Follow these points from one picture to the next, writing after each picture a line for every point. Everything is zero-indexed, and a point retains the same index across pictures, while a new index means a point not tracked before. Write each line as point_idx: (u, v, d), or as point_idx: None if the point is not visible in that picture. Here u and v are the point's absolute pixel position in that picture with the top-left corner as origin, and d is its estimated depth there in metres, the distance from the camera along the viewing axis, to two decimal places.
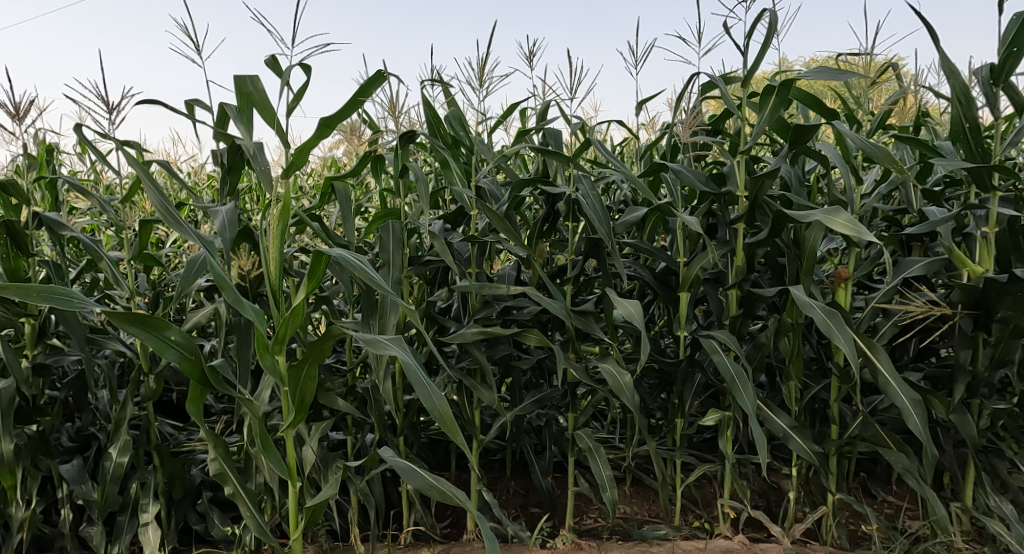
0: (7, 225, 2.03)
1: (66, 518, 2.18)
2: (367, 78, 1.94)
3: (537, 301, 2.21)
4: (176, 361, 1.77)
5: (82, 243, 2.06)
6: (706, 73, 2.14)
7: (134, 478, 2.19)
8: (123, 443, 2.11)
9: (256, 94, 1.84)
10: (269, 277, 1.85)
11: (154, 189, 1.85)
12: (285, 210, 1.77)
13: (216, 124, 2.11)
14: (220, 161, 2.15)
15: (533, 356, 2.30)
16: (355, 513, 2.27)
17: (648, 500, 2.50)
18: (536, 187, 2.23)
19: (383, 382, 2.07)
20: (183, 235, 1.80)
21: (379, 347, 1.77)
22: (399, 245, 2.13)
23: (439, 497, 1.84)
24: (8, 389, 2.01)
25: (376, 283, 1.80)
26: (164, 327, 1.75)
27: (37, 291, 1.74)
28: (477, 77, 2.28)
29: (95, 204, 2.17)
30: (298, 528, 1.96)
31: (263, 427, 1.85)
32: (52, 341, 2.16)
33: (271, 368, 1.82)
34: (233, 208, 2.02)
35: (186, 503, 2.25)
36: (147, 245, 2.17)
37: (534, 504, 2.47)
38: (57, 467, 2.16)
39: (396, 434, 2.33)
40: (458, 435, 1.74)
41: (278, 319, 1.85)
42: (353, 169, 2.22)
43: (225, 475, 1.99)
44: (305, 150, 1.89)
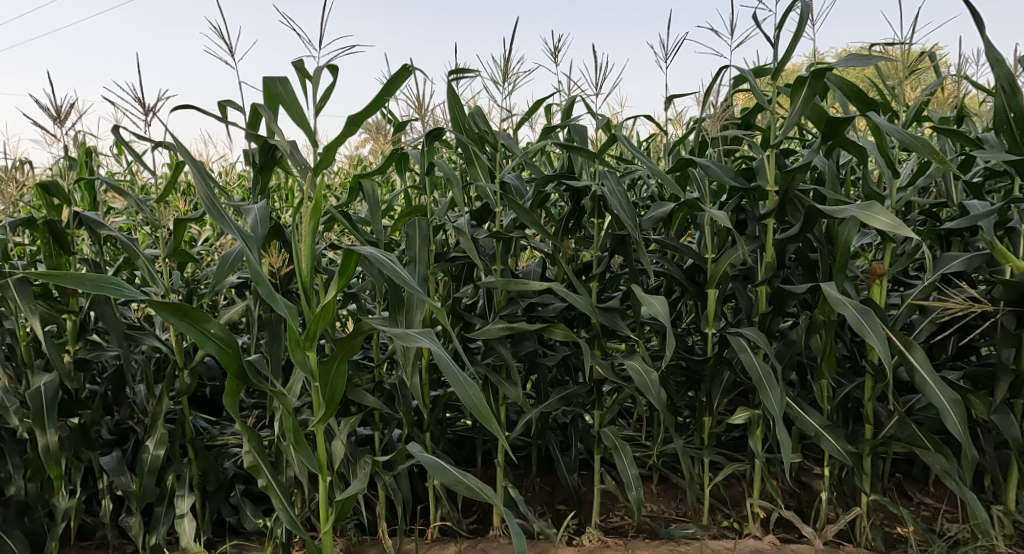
0: (49, 223, 2.07)
1: (106, 509, 2.21)
2: (393, 74, 1.95)
3: (562, 298, 2.19)
4: (214, 355, 1.77)
5: (119, 241, 2.08)
6: (736, 66, 2.09)
7: (170, 470, 2.22)
8: (160, 436, 2.13)
9: (284, 95, 1.89)
10: (300, 272, 1.85)
11: (202, 181, 1.88)
12: (315, 209, 1.76)
13: (248, 124, 2.12)
14: (251, 160, 2.15)
15: (559, 353, 2.28)
16: (382, 508, 2.29)
17: (675, 498, 2.48)
18: (561, 182, 2.21)
19: (411, 377, 2.10)
20: (225, 227, 1.81)
21: (410, 342, 1.79)
22: (426, 242, 2.13)
23: (465, 492, 1.83)
24: (51, 383, 2.04)
25: (403, 280, 1.80)
26: (205, 320, 1.75)
27: (76, 280, 1.72)
28: (502, 74, 2.27)
29: (132, 203, 2.19)
30: (328, 521, 1.96)
31: (294, 421, 1.86)
32: (92, 337, 2.21)
33: (302, 365, 1.82)
34: (266, 206, 2.03)
35: (220, 495, 2.29)
36: (182, 242, 2.20)
37: (559, 501, 2.46)
38: (98, 459, 2.19)
39: (423, 430, 2.33)
40: (495, 424, 1.75)
41: (308, 315, 1.85)
42: (381, 168, 2.22)
43: (259, 468, 1.99)
44: (333, 148, 1.94)
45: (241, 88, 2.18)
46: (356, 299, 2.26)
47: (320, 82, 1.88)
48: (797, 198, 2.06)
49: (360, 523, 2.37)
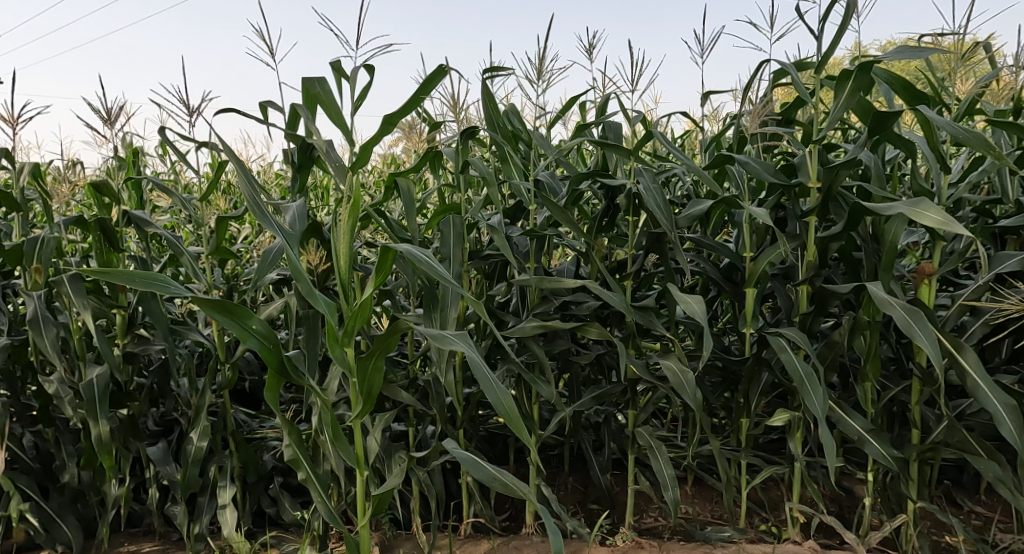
0: (99, 221, 2.08)
1: (152, 498, 2.24)
2: (429, 74, 1.94)
3: (596, 296, 2.16)
4: (255, 350, 1.78)
5: (164, 238, 2.10)
6: (778, 60, 2.03)
7: (212, 462, 2.23)
8: (203, 428, 2.14)
9: (322, 95, 1.89)
10: (339, 269, 1.84)
11: (245, 178, 1.88)
12: (353, 207, 1.75)
13: (286, 124, 2.13)
14: (290, 158, 2.15)
15: (593, 352, 2.25)
16: (417, 504, 2.28)
17: (710, 500, 2.43)
18: (596, 180, 2.17)
19: (446, 374, 2.09)
20: (267, 226, 1.82)
21: (446, 344, 1.77)
22: (461, 240, 2.12)
23: (501, 489, 1.81)
24: (103, 375, 2.05)
25: (440, 279, 1.78)
26: (247, 316, 1.76)
27: (128, 276, 1.73)
28: (536, 71, 2.24)
29: (177, 202, 2.23)
30: (366, 515, 1.95)
31: (332, 416, 1.86)
32: (139, 331, 2.24)
33: (341, 360, 1.82)
34: (303, 203, 2.03)
35: (259, 487, 2.31)
36: (224, 240, 2.22)
37: (592, 501, 2.43)
38: (145, 449, 2.22)
39: (456, 427, 2.33)
40: (525, 433, 1.73)
41: (346, 312, 1.85)
42: (416, 166, 2.21)
43: (298, 462, 2.00)
44: (369, 147, 1.93)
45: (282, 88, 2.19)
46: (392, 296, 2.25)
47: (357, 81, 1.87)
48: (840, 195, 2.01)
49: (394, 518, 2.36)
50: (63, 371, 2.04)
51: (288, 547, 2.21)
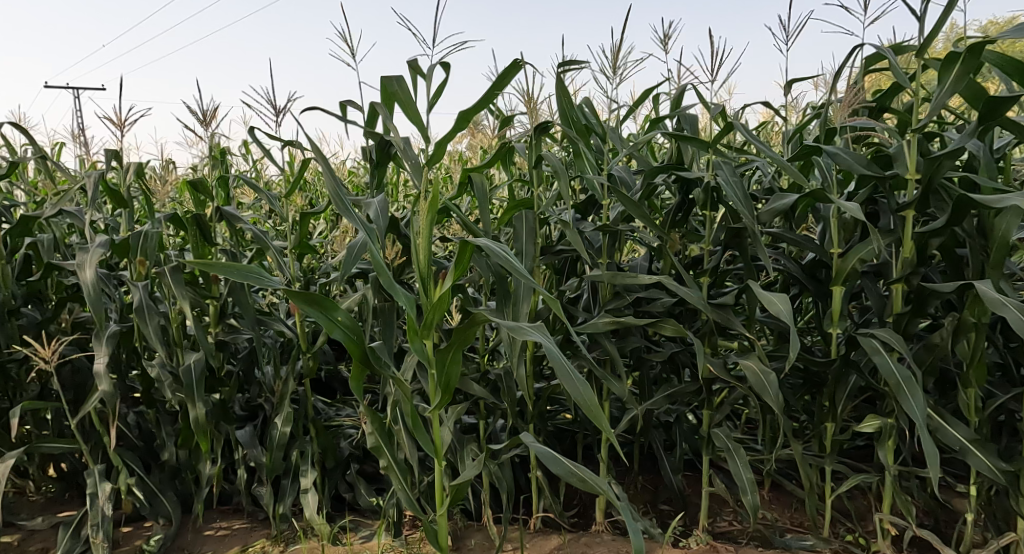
0: (196, 217, 2.18)
1: (240, 478, 2.31)
2: (502, 70, 1.92)
3: (671, 293, 2.07)
4: (341, 340, 1.79)
5: (252, 233, 2.23)
6: (874, 43, 1.89)
7: (294, 446, 2.30)
8: (286, 414, 2.21)
9: (400, 92, 1.94)
10: (417, 262, 1.82)
11: (329, 175, 1.87)
12: (434, 203, 1.72)
13: (365, 122, 2.15)
14: (368, 156, 2.20)
15: (666, 350, 2.15)
16: (486, 496, 2.23)
17: (789, 507, 2.31)
18: (671, 173, 2.07)
19: (518, 368, 2.07)
20: (350, 220, 1.83)
21: (523, 335, 1.72)
22: (534, 236, 2.09)
23: (578, 485, 1.75)
24: (200, 362, 2.10)
25: (519, 274, 1.72)
26: (333, 308, 1.76)
27: (224, 267, 1.75)
28: (611, 64, 2.14)
29: (263, 198, 2.35)
30: (444, 504, 1.96)
31: (412, 408, 1.87)
32: (230, 320, 2.32)
33: (419, 352, 1.81)
34: (386, 199, 2.05)
35: (338, 472, 2.35)
36: (307, 234, 2.32)
37: (663, 501, 2.34)
38: (234, 432, 2.27)
39: (525, 422, 2.29)
40: (605, 422, 1.67)
41: (426, 305, 1.84)
42: (489, 161, 2.17)
43: (380, 449, 2.01)
44: (444, 144, 1.95)
45: (361, 86, 2.22)
46: (463, 291, 2.23)
47: (430, 78, 1.90)
48: (942, 187, 1.87)
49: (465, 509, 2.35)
50: (163, 357, 2.09)
51: (365, 532, 2.25)
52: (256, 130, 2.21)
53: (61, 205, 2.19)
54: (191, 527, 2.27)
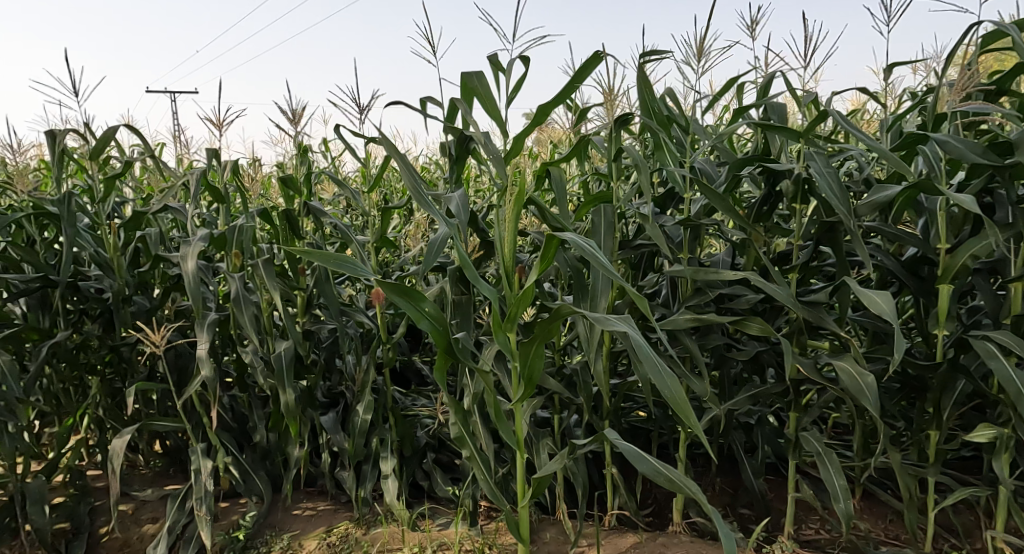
0: (285, 211, 2.29)
1: (324, 462, 2.39)
2: (584, 61, 1.91)
3: (757, 290, 2.00)
4: (428, 331, 1.84)
5: (337, 228, 2.30)
6: (995, 20, 1.78)
7: (375, 433, 2.34)
8: (367, 402, 2.23)
9: (479, 89, 1.94)
10: (502, 258, 1.91)
11: (406, 169, 1.90)
12: (520, 197, 1.75)
13: (444, 117, 2.17)
14: (448, 151, 2.21)
15: (750, 349, 2.07)
16: (560, 490, 2.23)
17: (883, 517, 2.21)
18: (759, 165, 1.99)
19: (594, 363, 2.08)
20: (428, 212, 1.82)
21: (607, 326, 1.69)
22: (612, 230, 2.06)
23: (666, 484, 1.71)
24: (289, 349, 2.17)
25: (604, 267, 1.71)
26: (421, 299, 1.81)
27: (318, 256, 1.82)
28: (699, 50, 2.10)
29: (347, 193, 2.44)
30: (525, 497, 2.00)
31: (494, 398, 1.93)
32: (315, 310, 2.42)
33: (503, 345, 1.88)
34: (466, 193, 2.05)
35: (414, 460, 2.41)
36: (387, 228, 2.40)
37: (744, 505, 2.28)
38: (319, 418, 2.34)
39: (602, 418, 2.26)
40: (693, 418, 1.63)
41: (510, 299, 1.90)
42: (569, 156, 2.18)
43: (463, 439, 2.05)
44: (522, 139, 1.97)
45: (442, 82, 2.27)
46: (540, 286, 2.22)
47: (510, 74, 1.90)
48: None
49: (542, 503, 2.35)
50: (256, 344, 2.16)
51: (441, 520, 2.29)
52: (340, 128, 2.32)
53: (166, 201, 2.30)
54: (280, 506, 2.38)
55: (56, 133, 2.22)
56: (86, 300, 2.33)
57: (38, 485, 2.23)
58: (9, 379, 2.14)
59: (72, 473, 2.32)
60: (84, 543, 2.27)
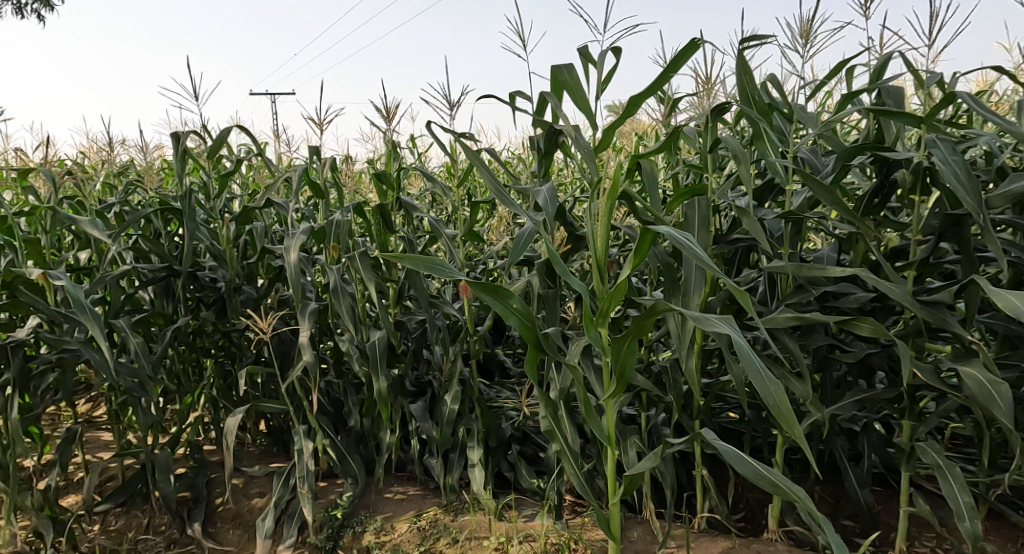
0: (379, 207, 2.37)
1: (414, 448, 2.47)
2: (679, 51, 1.90)
3: (868, 288, 1.93)
4: (517, 327, 1.87)
5: (429, 222, 2.38)
6: None
7: (462, 424, 2.42)
8: (454, 392, 2.32)
9: (569, 82, 1.95)
10: (596, 252, 1.94)
11: (484, 169, 2.09)
12: (615, 191, 1.81)
13: (534, 111, 2.19)
14: (536, 146, 2.25)
15: (858, 350, 1.99)
16: (648, 489, 2.25)
17: (1009, 540, 2.10)
18: (873, 153, 1.91)
19: (686, 361, 2.08)
20: (510, 209, 2.00)
21: (709, 326, 1.76)
22: (705, 224, 2.08)
23: (769, 489, 1.75)
24: (382, 339, 2.25)
25: (704, 262, 1.76)
26: (509, 296, 1.84)
27: (406, 260, 1.84)
28: (804, 37, 2.06)
29: (438, 189, 2.53)
30: (617, 494, 2.00)
31: (586, 394, 1.94)
32: (406, 302, 2.49)
33: (595, 340, 1.91)
34: (553, 187, 2.08)
35: (500, 451, 2.44)
36: (475, 222, 2.46)
37: (848, 516, 2.21)
38: (408, 405, 2.42)
39: (692, 418, 2.28)
40: (795, 426, 1.64)
41: (602, 294, 1.94)
42: (661, 147, 2.21)
43: (553, 433, 2.07)
44: (612, 132, 1.96)
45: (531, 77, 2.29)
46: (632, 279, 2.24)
47: (602, 65, 1.91)
48: None
49: (627, 502, 2.40)
50: (353, 334, 2.27)
51: (527, 511, 2.32)
52: (432, 126, 2.38)
53: (269, 197, 2.46)
54: (374, 488, 2.46)
55: (180, 135, 2.46)
56: (203, 289, 2.51)
57: (165, 455, 2.41)
58: (141, 357, 2.27)
59: (192, 447, 2.50)
60: (203, 512, 2.43)
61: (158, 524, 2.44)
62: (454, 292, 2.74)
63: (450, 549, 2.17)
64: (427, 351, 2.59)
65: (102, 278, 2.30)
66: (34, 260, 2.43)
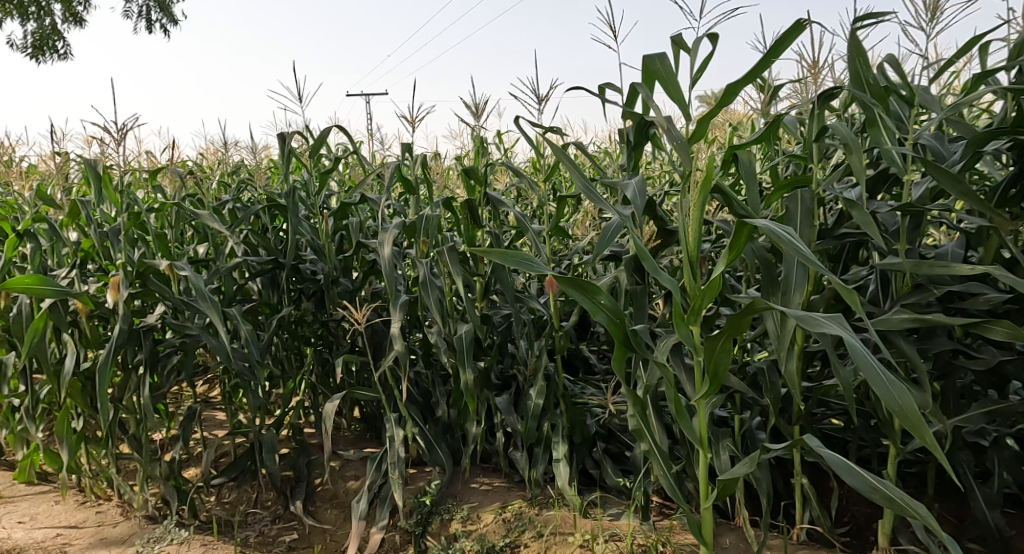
0: (467, 202, 2.32)
1: (500, 441, 2.42)
2: (783, 33, 1.81)
3: (1000, 289, 1.78)
4: (604, 324, 1.82)
5: (515, 216, 2.30)
6: None
7: (546, 418, 2.34)
8: (539, 387, 2.26)
9: (661, 72, 1.87)
10: (688, 246, 1.85)
11: (570, 165, 2.01)
12: (708, 182, 1.73)
13: (624, 103, 2.11)
14: (626, 138, 2.17)
15: (988, 357, 1.84)
16: (742, 496, 2.12)
17: None
18: (1010, 139, 1.74)
19: (786, 364, 1.96)
20: (600, 205, 1.92)
21: (816, 327, 1.66)
22: (809, 218, 1.94)
23: (889, 507, 1.62)
24: (469, 332, 2.21)
25: (807, 259, 1.66)
26: (596, 292, 1.79)
27: (493, 253, 1.82)
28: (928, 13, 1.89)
29: (526, 183, 2.46)
30: (709, 498, 1.91)
31: (676, 394, 1.88)
32: (492, 296, 2.44)
33: (686, 339, 1.82)
34: (642, 179, 2.00)
35: (584, 448, 2.36)
36: (562, 217, 2.38)
37: (971, 538, 2.02)
38: (494, 398, 2.37)
39: (792, 424, 2.15)
40: (930, 437, 1.53)
41: (694, 292, 1.85)
42: (760, 138, 2.13)
43: (641, 432, 2.05)
44: (707, 122, 1.86)
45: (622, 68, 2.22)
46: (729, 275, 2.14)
47: (695, 52, 1.81)
48: None
49: (719, 506, 2.28)
50: (440, 326, 2.23)
51: (612, 510, 2.24)
52: (522, 121, 2.33)
53: (365, 193, 2.50)
54: (459, 478, 2.42)
55: (285, 136, 2.51)
56: (304, 281, 2.53)
57: (272, 436, 2.46)
58: (252, 343, 2.31)
59: (295, 429, 2.53)
60: (304, 490, 2.45)
61: (266, 499, 2.49)
62: (539, 287, 2.67)
63: (534, 544, 2.11)
64: (512, 345, 2.54)
65: (218, 270, 2.39)
66: (163, 253, 2.57)
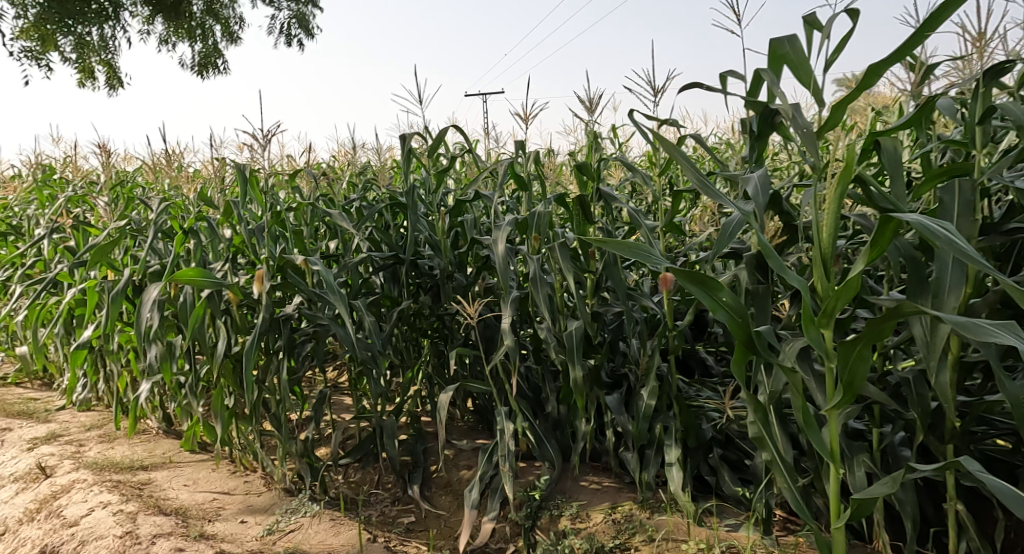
0: (579, 197, 2.19)
1: (608, 440, 2.27)
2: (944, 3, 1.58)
3: None
4: (725, 322, 1.66)
5: (628, 212, 2.15)
6: None
7: (659, 419, 2.17)
8: (652, 387, 2.10)
9: (793, 55, 1.68)
10: (820, 241, 1.65)
11: (682, 160, 1.86)
12: (849, 170, 1.52)
13: (749, 90, 1.94)
14: (748, 128, 1.97)
15: None
16: (881, 517, 1.89)
17: None
18: None
19: (939, 375, 1.73)
20: (720, 201, 1.77)
21: (984, 335, 1.42)
22: (969, 211, 1.69)
23: None
24: (579, 329, 2.07)
25: (969, 256, 1.45)
26: (718, 288, 1.63)
27: (612, 244, 1.72)
28: None
29: (640, 178, 2.29)
30: (841, 517, 1.70)
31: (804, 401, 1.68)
32: (604, 293, 2.30)
33: (816, 342, 1.62)
34: (765, 173, 1.80)
35: (699, 453, 2.18)
36: (677, 213, 2.20)
37: None
38: (603, 397, 2.23)
39: (945, 441, 1.89)
40: None
41: (826, 291, 1.64)
42: (908, 123, 1.88)
43: (763, 440, 1.84)
44: (843, 107, 1.67)
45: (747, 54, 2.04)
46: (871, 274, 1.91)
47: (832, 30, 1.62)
48: None
49: (852, 525, 2.06)
50: (549, 321, 2.11)
51: (729, 521, 2.04)
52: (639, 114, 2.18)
53: (478, 190, 2.41)
54: (569, 475, 2.29)
55: (406, 136, 2.44)
56: (422, 276, 2.46)
57: (392, 422, 2.39)
58: (375, 334, 2.25)
59: (413, 416, 2.48)
60: (422, 475, 2.37)
61: (387, 481, 2.44)
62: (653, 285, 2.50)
63: (646, 547, 1.98)
64: (624, 344, 2.39)
65: (346, 265, 2.32)
66: (299, 249, 2.56)
